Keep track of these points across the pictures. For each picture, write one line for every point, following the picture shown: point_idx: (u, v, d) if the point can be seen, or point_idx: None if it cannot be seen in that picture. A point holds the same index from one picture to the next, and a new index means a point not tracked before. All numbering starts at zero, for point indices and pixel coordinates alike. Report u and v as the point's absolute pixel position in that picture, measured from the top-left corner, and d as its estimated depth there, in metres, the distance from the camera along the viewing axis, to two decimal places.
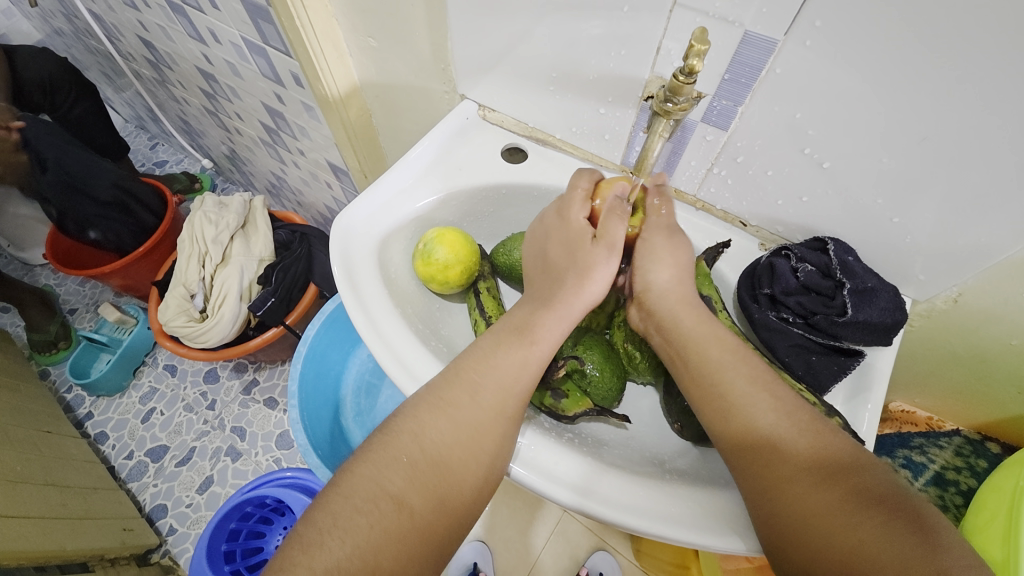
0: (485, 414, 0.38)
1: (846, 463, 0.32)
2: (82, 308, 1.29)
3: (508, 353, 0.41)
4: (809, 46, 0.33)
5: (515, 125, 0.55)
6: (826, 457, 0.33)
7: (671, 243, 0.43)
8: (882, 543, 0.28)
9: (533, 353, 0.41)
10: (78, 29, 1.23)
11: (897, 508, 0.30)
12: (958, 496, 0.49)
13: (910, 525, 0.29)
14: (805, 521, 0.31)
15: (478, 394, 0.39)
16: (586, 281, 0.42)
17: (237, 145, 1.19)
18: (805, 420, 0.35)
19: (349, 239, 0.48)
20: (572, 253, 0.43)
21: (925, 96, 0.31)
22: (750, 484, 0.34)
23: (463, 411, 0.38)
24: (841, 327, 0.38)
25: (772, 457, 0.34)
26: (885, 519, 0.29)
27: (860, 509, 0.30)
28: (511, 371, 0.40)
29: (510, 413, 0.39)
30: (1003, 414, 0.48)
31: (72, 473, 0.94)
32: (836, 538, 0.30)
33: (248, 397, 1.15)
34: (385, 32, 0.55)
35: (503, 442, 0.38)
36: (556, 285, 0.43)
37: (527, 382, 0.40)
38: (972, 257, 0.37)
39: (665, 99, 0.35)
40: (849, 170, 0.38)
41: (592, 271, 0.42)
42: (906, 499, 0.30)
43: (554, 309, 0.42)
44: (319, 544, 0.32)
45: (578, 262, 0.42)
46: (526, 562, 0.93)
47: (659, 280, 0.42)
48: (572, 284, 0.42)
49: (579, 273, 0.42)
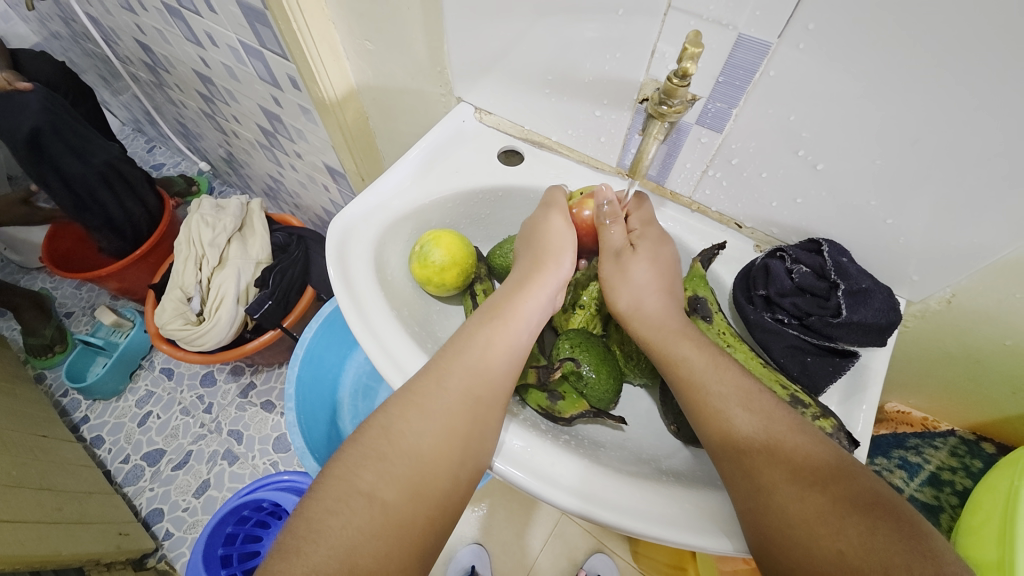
0: (452, 401, 0.38)
1: (827, 466, 0.33)
2: (79, 312, 1.29)
3: (475, 336, 0.42)
4: (801, 49, 0.33)
5: (511, 127, 0.55)
6: (807, 462, 0.33)
7: (622, 268, 0.45)
8: (862, 549, 0.29)
9: (499, 328, 0.43)
10: (75, 33, 1.23)
11: (879, 512, 0.30)
12: (954, 497, 0.49)
13: (890, 529, 0.29)
14: (787, 528, 0.31)
15: (445, 380, 0.39)
16: (534, 238, 0.47)
17: (234, 147, 1.20)
18: (784, 426, 0.35)
19: (345, 241, 0.48)
20: (534, 231, 0.48)
21: (916, 97, 0.31)
22: (735, 493, 0.34)
23: (431, 399, 0.39)
24: (836, 328, 0.38)
25: (753, 466, 0.34)
26: (865, 525, 0.30)
27: (841, 515, 0.30)
28: (478, 350, 0.41)
29: (479, 396, 0.39)
30: (998, 414, 0.48)
31: (67, 477, 0.93)
32: (818, 545, 0.30)
33: (245, 400, 1.15)
34: (381, 34, 0.55)
35: (475, 425, 0.38)
36: (522, 264, 0.47)
37: (497, 361, 0.41)
38: (964, 257, 0.38)
39: (660, 101, 0.36)
40: (843, 171, 0.38)
41: (542, 232, 0.47)
42: (887, 502, 0.31)
43: (519, 283, 0.45)
44: (296, 549, 0.32)
45: (538, 238, 0.47)
46: (524, 565, 0.93)
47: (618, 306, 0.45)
48: (532, 257, 0.47)
49: (530, 236, 0.48)
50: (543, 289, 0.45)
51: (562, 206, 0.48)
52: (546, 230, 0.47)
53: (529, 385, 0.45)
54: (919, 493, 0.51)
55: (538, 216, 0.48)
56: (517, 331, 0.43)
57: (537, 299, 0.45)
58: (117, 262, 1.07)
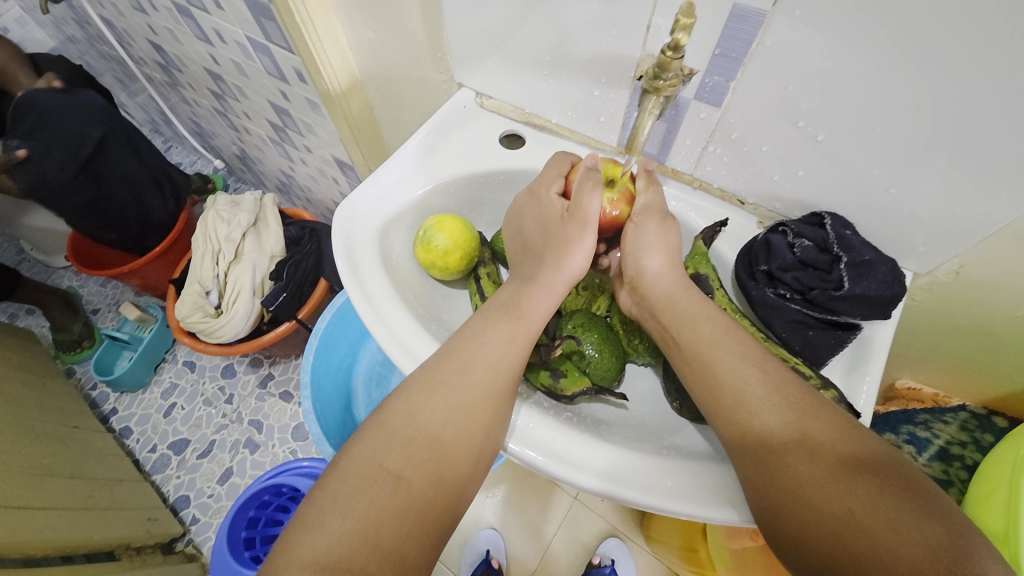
0: (477, 392, 0.39)
1: (836, 430, 0.33)
2: (105, 308, 1.33)
3: (497, 331, 0.42)
4: (797, 16, 0.32)
5: (513, 111, 0.56)
6: (816, 427, 0.33)
7: (662, 229, 0.44)
8: (875, 508, 0.29)
9: (521, 326, 0.42)
10: (91, 36, 1.26)
11: (889, 474, 0.30)
12: (964, 471, 0.49)
13: (901, 491, 0.29)
14: (797, 487, 0.31)
15: (467, 370, 0.40)
16: (557, 248, 0.44)
17: (246, 144, 1.22)
18: (797, 391, 0.35)
19: (350, 226, 0.49)
20: (556, 238, 0.44)
21: (917, 61, 0.31)
22: (742, 457, 0.34)
23: (455, 389, 0.39)
24: (839, 301, 0.38)
25: (757, 432, 0.34)
26: (876, 486, 0.30)
27: (852, 477, 0.30)
28: (502, 345, 0.41)
29: (502, 389, 0.40)
30: (1011, 389, 0.47)
31: (98, 465, 0.98)
32: (829, 504, 0.30)
33: (264, 391, 1.18)
34: (382, 23, 0.56)
35: (496, 418, 0.39)
36: (538, 263, 0.45)
37: (517, 356, 0.41)
38: (973, 225, 0.37)
39: (654, 75, 0.36)
40: (844, 141, 0.37)
41: (566, 244, 0.43)
42: (897, 464, 0.31)
43: (537, 284, 0.44)
44: (320, 522, 0.33)
45: (559, 247, 0.44)
46: (538, 549, 0.94)
47: (652, 267, 0.43)
48: (551, 257, 0.44)
49: (552, 244, 0.44)
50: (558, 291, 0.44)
51: (595, 222, 0.44)
52: (566, 246, 0.43)
53: (534, 364, 0.45)
54: (928, 468, 0.50)
55: (568, 227, 0.44)
56: (534, 326, 0.43)
57: (553, 300, 0.44)
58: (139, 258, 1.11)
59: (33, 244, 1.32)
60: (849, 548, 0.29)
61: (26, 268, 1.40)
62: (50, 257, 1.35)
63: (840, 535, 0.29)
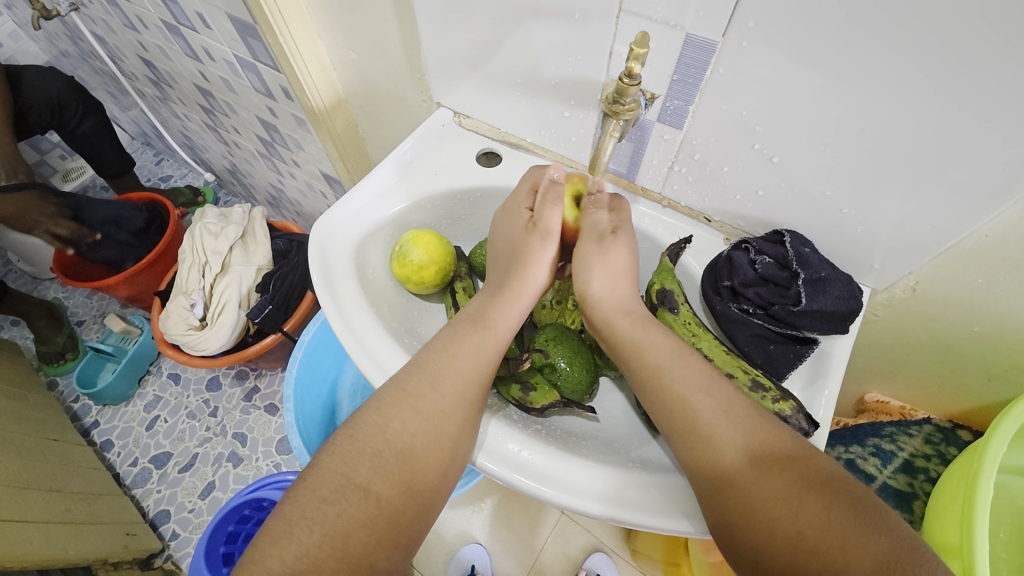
0: (447, 402, 0.39)
1: (783, 449, 0.33)
2: (89, 320, 1.32)
3: (465, 343, 0.42)
4: (745, 46, 0.34)
5: (490, 130, 0.57)
6: (764, 446, 0.34)
7: (602, 252, 0.44)
8: (823, 527, 0.30)
9: (488, 338, 0.43)
10: (83, 51, 1.27)
11: (835, 491, 0.31)
12: (927, 484, 0.51)
13: (846, 507, 0.30)
14: (749, 506, 0.32)
15: (439, 383, 0.40)
16: (523, 263, 0.45)
17: (236, 158, 1.23)
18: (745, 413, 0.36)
19: (326, 241, 0.50)
20: (519, 252, 0.46)
21: (858, 86, 0.33)
22: (699, 481, 0.35)
23: (425, 401, 0.39)
24: (799, 316, 0.39)
25: (714, 452, 0.35)
26: (823, 502, 0.31)
27: (802, 496, 0.31)
28: (470, 357, 0.42)
29: (471, 400, 0.40)
30: (977, 402, 0.49)
31: (76, 479, 0.96)
32: (780, 523, 0.31)
33: (249, 404, 1.18)
34: (363, 45, 0.58)
35: (466, 427, 0.39)
36: (504, 271, 0.47)
37: (487, 367, 0.42)
38: (922, 243, 0.38)
39: (613, 100, 0.38)
40: (798, 163, 0.39)
41: (528, 254, 0.45)
42: (842, 479, 0.32)
43: (501, 290, 0.45)
44: (286, 534, 0.33)
45: (523, 256, 0.46)
46: (525, 563, 0.94)
47: (595, 289, 0.44)
48: (517, 269, 0.45)
49: (515, 257, 0.46)
50: (523, 296, 0.45)
51: (557, 234, 0.46)
52: (530, 254, 0.45)
53: (504, 378, 0.47)
54: (893, 481, 0.53)
55: (530, 239, 0.46)
56: (501, 337, 0.44)
57: (520, 308, 0.45)
58: (126, 270, 1.09)
59: (18, 255, 1.31)
60: (801, 568, 0.29)
61: (13, 280, 1.40)
62: (36, 270, 1.35)
63: (790, 558, 0.30)
